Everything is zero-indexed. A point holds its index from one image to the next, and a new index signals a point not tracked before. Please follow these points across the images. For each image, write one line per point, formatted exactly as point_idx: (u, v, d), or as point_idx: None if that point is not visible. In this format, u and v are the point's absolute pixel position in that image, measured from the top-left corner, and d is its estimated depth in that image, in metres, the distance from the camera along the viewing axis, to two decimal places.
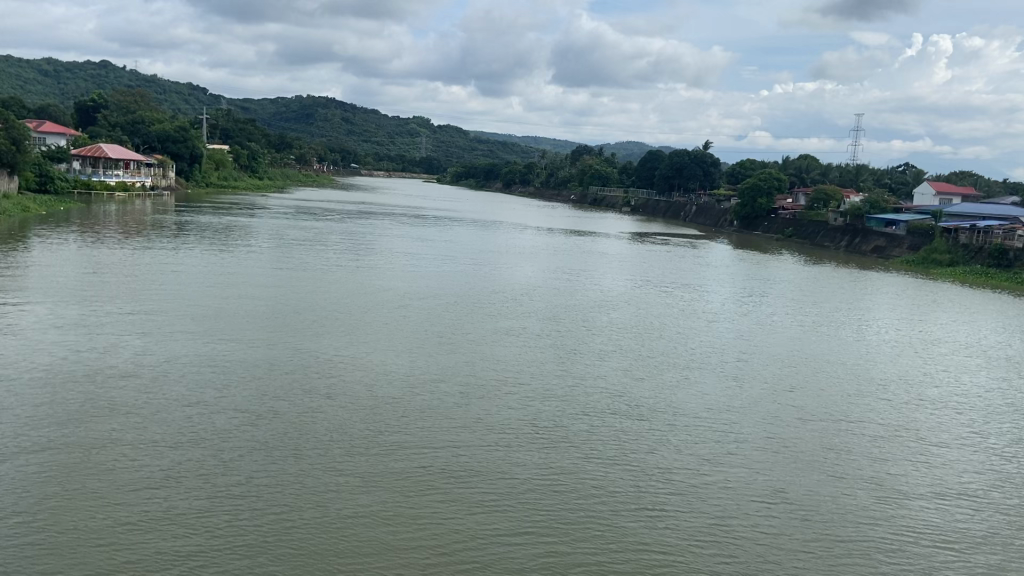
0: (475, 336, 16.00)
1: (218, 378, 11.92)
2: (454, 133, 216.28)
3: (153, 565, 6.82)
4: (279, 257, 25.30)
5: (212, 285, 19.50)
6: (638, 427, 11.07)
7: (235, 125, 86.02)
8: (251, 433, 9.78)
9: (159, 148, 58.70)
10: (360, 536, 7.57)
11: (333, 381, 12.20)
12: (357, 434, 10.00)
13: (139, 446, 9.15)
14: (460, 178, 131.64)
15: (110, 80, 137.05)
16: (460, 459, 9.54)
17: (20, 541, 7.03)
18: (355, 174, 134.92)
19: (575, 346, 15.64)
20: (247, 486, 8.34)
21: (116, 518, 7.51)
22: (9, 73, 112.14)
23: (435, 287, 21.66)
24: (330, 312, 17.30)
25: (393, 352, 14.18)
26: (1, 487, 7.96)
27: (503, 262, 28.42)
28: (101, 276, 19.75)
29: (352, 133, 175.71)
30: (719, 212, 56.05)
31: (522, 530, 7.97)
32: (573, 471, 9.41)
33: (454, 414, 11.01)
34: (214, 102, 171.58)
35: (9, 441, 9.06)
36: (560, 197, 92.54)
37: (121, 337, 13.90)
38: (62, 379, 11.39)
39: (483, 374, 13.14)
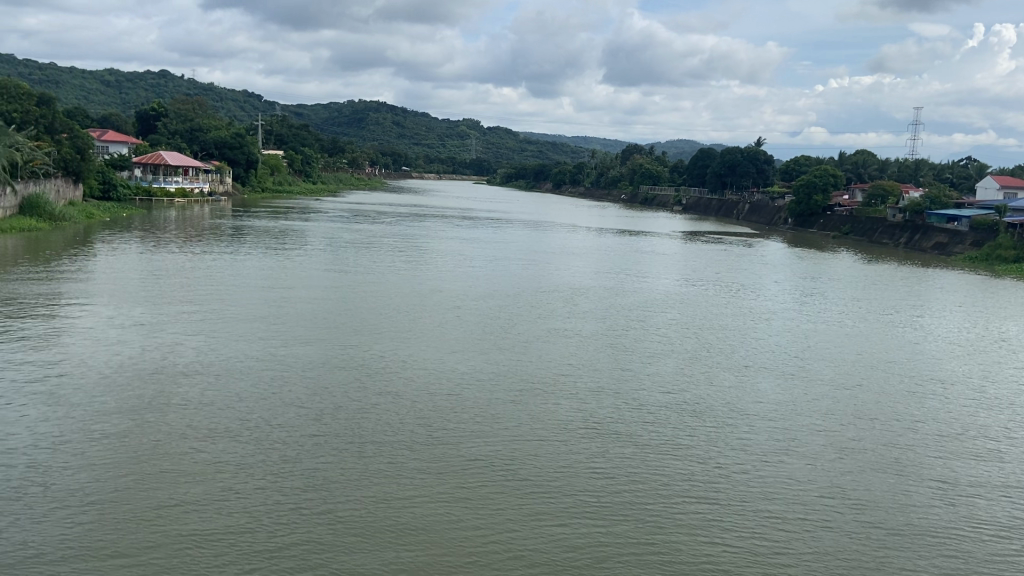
0: (527, 335, 16.00)
1: (276, 375, 12.18)
2: (504, 133, 217.11)
3: (216, 549, 7.02)
4: (333, 260, 25.58)
5: (268, 287, 19.91)
6: (694, 424, 10.98)
7: (291, 130, 87.97)
8: (311, 428, 9.96)
9: (216, 154, 60.36)
10: (415, 524, 7.64)
11: (389, 379, 12.35)
12: (414, 429, 10.11)
13: (204, 440, 9.42)
14: (509, 179, 132.06)
15: (168, 89, 141.02)
16: (513, 452, 9.60)
17: (93, 527, 7.29)
18: (407, 176, 136.50)
19: (628, 345, 15.51)
20: (304, 478, 8.49)
21: (178, 509, 7.68)
22: (72, 86, 116.42)
23: (487, 288, 21.80)
24: (382, 313, 17.46)
25: (448, 352, 14.28)
26: (75, 477, 8.27)
27: (554, 262, 28.49)
28: (162, 279, 20.31)
29: (403, 136, 177.69)
30: (773, 211, 55.18)
31: (575, 518, 8.00)
32: (630, 465, 9.36)
33: (507, 410, 11.09)
34: (270, 109, 175.68)
35: (83, 434, 9.45)
36: (610, 196, 92.24)
37: (184, 337, 14.33)
38: (131, 376, 11.82)
39: (536, 373, 13.14)
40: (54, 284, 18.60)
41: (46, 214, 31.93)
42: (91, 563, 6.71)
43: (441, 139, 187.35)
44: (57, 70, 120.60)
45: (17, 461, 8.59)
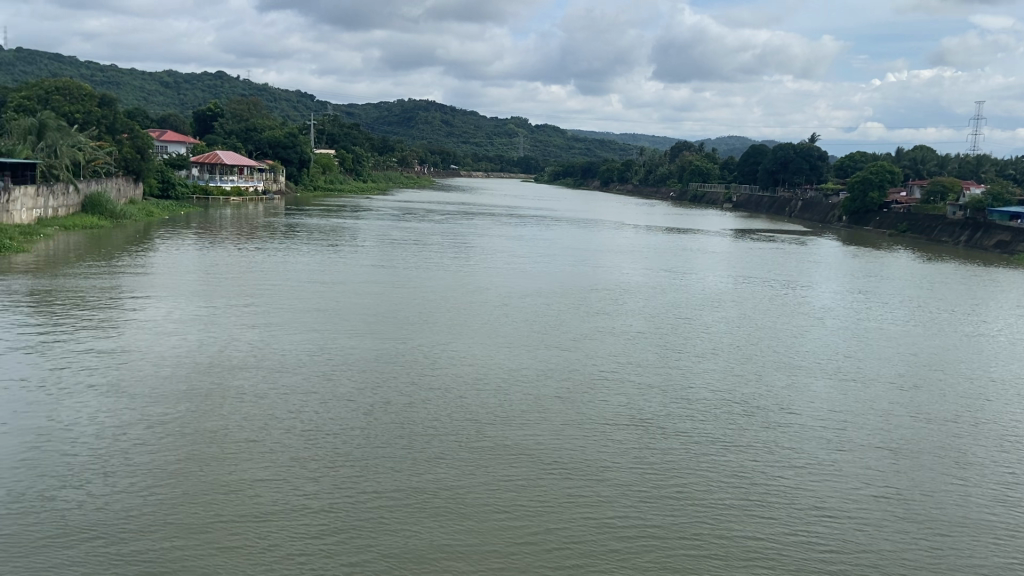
0: (574, 333, 16.05)
1: (328, 371, 12.43)
2: (552, 131, 216.91)
3: (271, 539, 7.23)
4: (383, 257, 25.94)
5: (320, 283, 20.31)
6: (742, 423, 10.91)
7: (342, 129, 89.32)
8: (363, 422, 10.18)
9: (270, 153, 61.61)
10: (460, 519, 7.76)
11: (438, 375, 12.52)
12: (463, 425, 10.24)
13: (261, 432, 9.71)
14: (557, 177, 131.94)
15: (224, 90, 144.31)
16: (562, 448, 9.68)
17: (156, 513, 7.58)
18: (456, 174, 137.33)
19: (677, 344, 15.42)
20: (356, 471, 8.68)
21: (232, 500, 7.92)
22: (132, 87, 119.82)
23: (534, 285, 21.86)
24: (432, 309, 17.68)
25: (497, 349, 14.40)
26: (140, 466, 8.60)
27: (603, 260, 28.42)
28: (218, 275, 20.84)
29: (452, 134, 178.81)
30: (826, 208, 54.16)
31: (622, 515, 8.04)
32: (677, 465, 9.35)
33: (555, 406, 11.19)
34: (322, 108, 178.35)
35: (146, 425, 9.82)
36: (659, 194, 91.57)
37: (240, 332, 14.72)
38: (191, 369, 12.19)
39: (584, 371, 13.17)
40: (117, 280, 19.28)
41: (108, 212, 33.06)
42: (154, 548, 6.99)
43: (489, 137, 188.01)
44: (117, 71, 124.26)
45: (80, 450, 8.95)
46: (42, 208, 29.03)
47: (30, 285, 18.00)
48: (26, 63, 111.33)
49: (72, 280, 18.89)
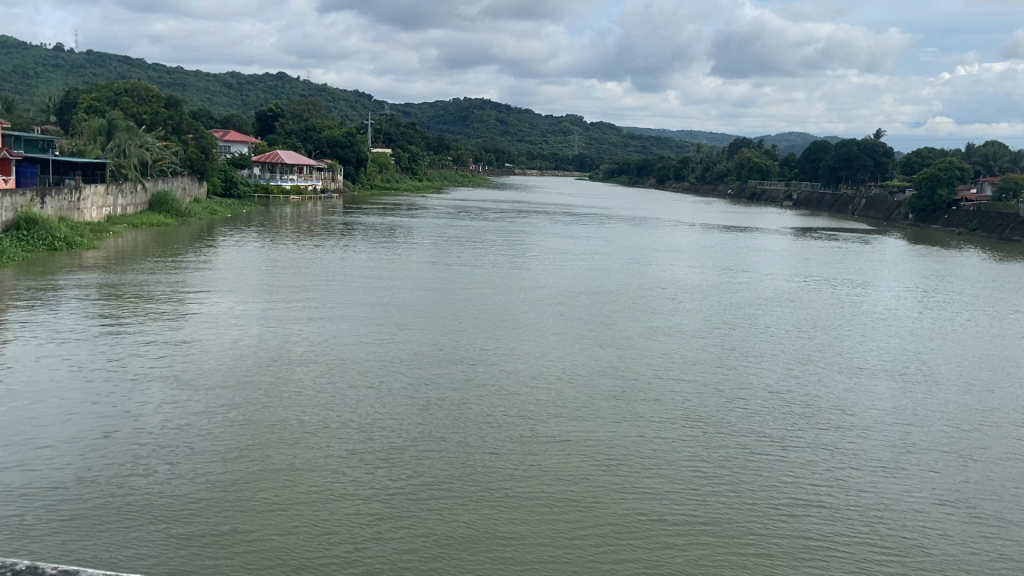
0: (630, 332, 15.96)
1: (385, 366, 12.62)
2: (608, 128, 215.63)
3: (328, 527, 7.40)
4: (437, 254, 26.19)
5: (377, 280, 20.62)
6: (801, 425, 10.72)
7: (399, 128, 90.33)
8: (419, 417, 10.32)
9: (329, 152, 62.69)
10: (510, 513, 7.80)
11: (492, 372, 12.60)
12: (517, 422, 10.30)
13: (321, 425, 9.92)
14: (612, 174, 131.13)
15: (285, 90, 147.29)
16: (616, 446, 9.65)
17: (218, 501, 7.80)
18: (511, 172, 137.61)
19: (734, 344, 15.21)
20: (411, 465, 8.81)
21: (291, 490, 8.11)
22: (197, 88, 123.20)
23: (588, 284, 21.82)
24: (486, 307, 17.79)
25: (551, 347, 14.43)
26: (203, 456, 8.87)
27: (658, 258, 28.19)
28: (278, 271, 21.32)
29: (508, 133, 179.23)
30: (891, 206, 52.68)
31: (675, 514, 7.99)
32: (733, 466, 9.24)
33: (609, 405, 11.16)
34: (379, 108, 180.60)
35: (210, 416, 10.11)
36: (716, 191, 90.30)
37: (300, 327, 15.04)
38: (252, 363, 12.51)
39: (637, 370, 13.10)
40: (182, 275, 19.89)
41: (174, 210, 34.08)
42: (217, 532, 7.21)
43: (545, 135, 187.86)
44: (183, 73, 127.92)
45: (147, 439, 9.27)
46: (111, 206, 30.06)
47: (100, 280, 18.69)
48: (97, 65, 115.47)
49: (139, 276, 19.55)
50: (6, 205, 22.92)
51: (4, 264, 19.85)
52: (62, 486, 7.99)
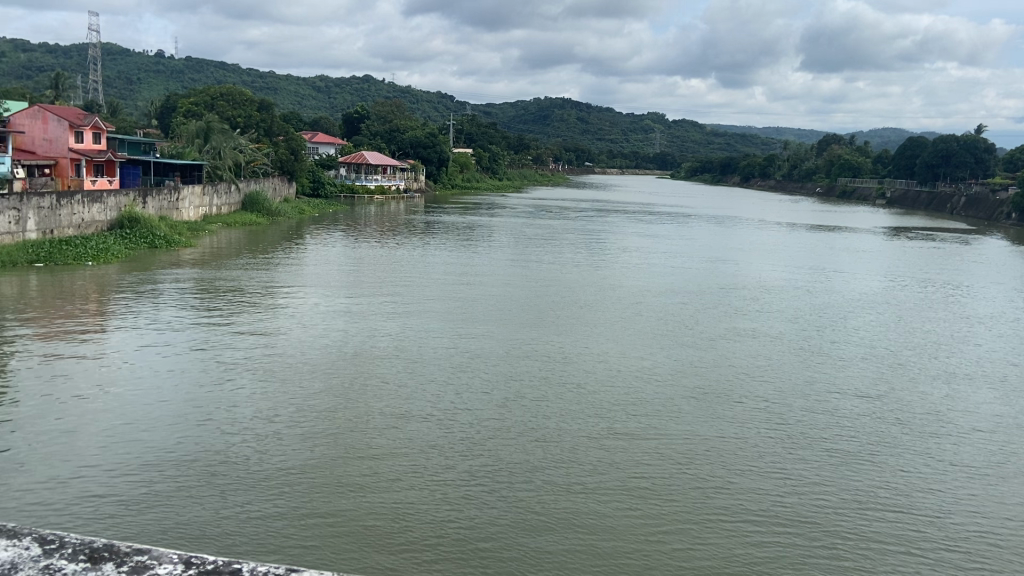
0: (713, 333, 15.76)
1: (466, 364, 12.84)
2: (691, 126, 212.14)
3: (409, 516, 7.61)
4: (517, 254, 26.36)
5: (458, 279, 20.95)
6: (893, 433, 10.36)
7: (480, 128, 91.13)
8: (498, 415, 10.44)
9: (412, 153, 63.86)
10: (587, 512, 7.83)
11: (571, 371, 12.65)
12: (595, 421, 10.33)
13: (403, 420, 10.16)
14: (695, 173, 129.03)
15: (370, 92, 150.51)
16: (696, 449, 9.56)
17: (306, 489, 8.11)
18: (592, 171, 136.99)
19: (821, 347, 14.83)
20: (490, 461, 8.96)
21: (373, 481, 8.35)
22: (287, 92, 127.25)
23: (669, 284, 21.61)
24: (565, 306, 17.87)
25: (632, 347, 14.37)
26: (293, 446, 9.23)
27: (741, 259, 27.65)
28: (362, 269, 21.94)
29: (589, 132, 178.47)
30: (994, 204, 50.12)
31: (754, 516, 7.89)
32: (817, 472, 9.01)
33: (689, 407, 11.07)
34: (461, 108, 182.65)
35: (298, 408, 10.49)
36: (804, 189, 87.78)
37: (383, 324, 15.43)
38: (337, 358, 12.90)
39: (719, 372, 12.93)
40: (272, 273, 20.65)
41: (265, 210, 35.39)
42: (303, 518, 7.50)
43: (627, 134, 186.30)
44: (275, 78, 132.37)
45: (239, 428, 9.70)
46: (207, 206, 31.43)
47: (196, 277, 19.60)
48: (195, 71, 120.95)
49: (232, 272, 20.42)
50: (110, 205, 24.50)
51: (108, 261, 21.04)
52: (160, 470, 8.44)
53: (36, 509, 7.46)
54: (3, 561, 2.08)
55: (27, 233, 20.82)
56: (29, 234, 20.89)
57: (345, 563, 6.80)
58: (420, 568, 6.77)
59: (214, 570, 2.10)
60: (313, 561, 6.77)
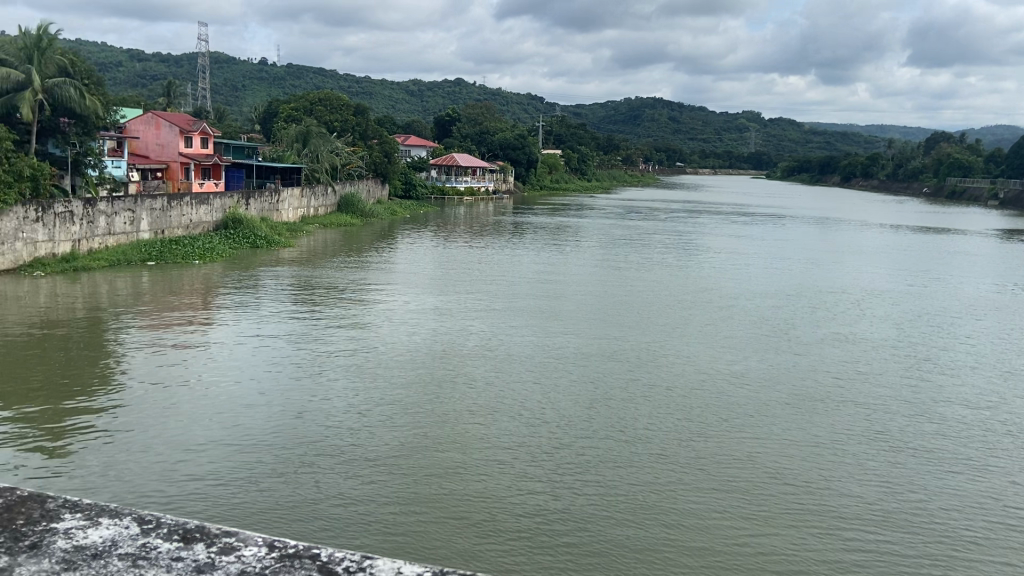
0: (809, 338, 15.29)
1: (554, 364, 12.87)
2: (788, 124, 205.99)
3: (494, 512, 7.69)
4: (605, 255, 26.24)
5: (547, 280, 21.00)
6: (1003, 445, 9.81)
7: (570, 129, 91.00)
8: (584, 416, 10.44)
9: (502, 155, 64.38)
10: (675, 517, 7.69)
11: (660, 374, 12.51)
12: (684, 425, 10.18)
13: (490, 419, 10.27)
14: (791, 173, 125.26)
15: (462, 95, 152.51)
16: (789, 455, 9.31)
17: (395, 483, 8.29)
18: (683, 171, 134.81)
19: (927, 355, 14.15)
20: (577, 462, 8.94)
21: (460, 478, 8.46)
22: (382, 96, 130.35)
23: (764, 287, 21.08)
24: (655, 308, 17.70)
25: (724, 351, 14.09)
26: (383, 441, 9.44)
27: (840, 262, 26.68)
28: (452, 269, 22.27)
29: (681, 132, 175.72)
30: None
31: (849, 526, 7.62)
32: (919, 483, 8.63)
33: (782, 413, 10.77)
34: (551, 109, 182.85)
35: (389, 404, 10.75)
36: (908, 189, 83.96)
37: (472, 324, 15.61)
38: (427, 357, 13.15)
39: (816, 378, 12.52)
40: (365, 272, 21.20)
41: (359, 211, 36.38)
42: (391, 510, 7.67)
43: (720, 133, 182.52)
44: (370, 83, 135.79)
45: (333, 422, 10.01)
46: (305, 208, 32.54)
47: (294, 275, 20.37)
48: (295, 78, 125.41)
49: (327, 272, 21.10)
50: (215, 206, 25.70)
51: (214, 260, 22.04)
52: (258, 460, 8.78)
53: (145, 493, 7.88)
54: (104, 538, 2.17)
55: (140, 233, 22.14)
56: (142, 234, 22.22)
57: (432, 556, 6.88)
58: (505, 562, 6.83)
59: (295, 553, 2.15)
60: (401, 552, 6.88)
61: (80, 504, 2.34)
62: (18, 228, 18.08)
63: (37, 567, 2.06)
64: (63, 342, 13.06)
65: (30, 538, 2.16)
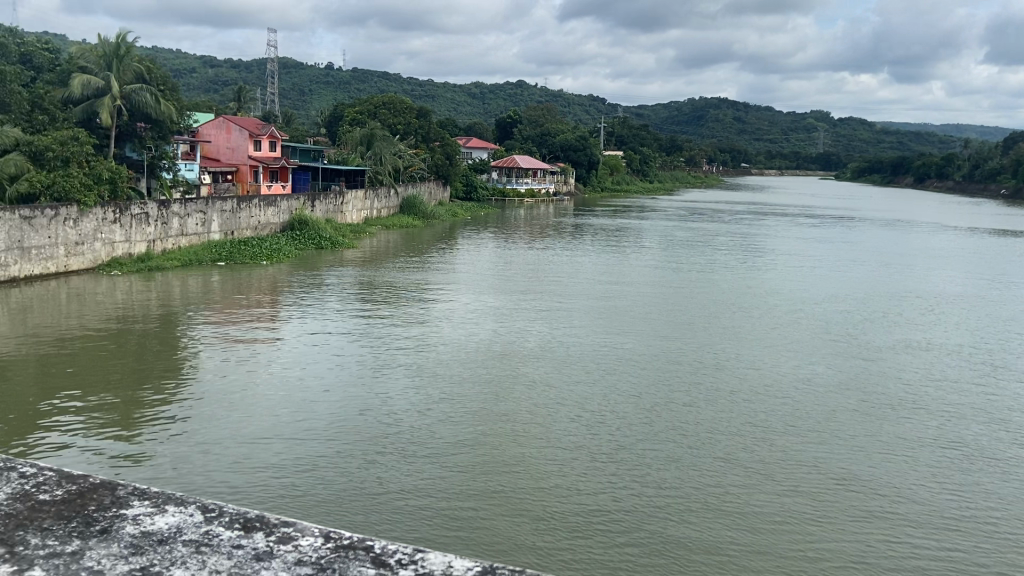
0: (878, 344, 14.84)
1: (614, 367, 12.78)
2: (859, 124, 200.41)
3: (553, 511, 7.70)
4: (666, 257, 25.97)
5: (607, 282, 20.88)
6: None
7: (632, 130, 90.29)
8: (645, 419, 10.34)
9: (563, 156, 64.30)
10: (739, 521, 7.55)
11: (722, 378, 12.31)
12: (747, 430, 10.00)
13: (549, 420, 10.26)
14: (861, 173, 121.86)
15: (523, 97, 152.78)
16: (856, 462, 9.07)
17: (454, 480, 8.36)
18: (748, 172, 132.38)
19: (1005, 362, 13.60)
20: (636, 464, 8.87)
21: (519, 478, 8.48)
22: (444, 98, 131.55)
23: (830, 291, 20.54)
24: (717, 311, 17.42)
25: (789, 356, 13.79)
26: (443, 440, 9.52)
27: (911, 265, 25.83)
28: (512, 271, 22.32)
29: (746, 132, 172.63)
30: None
31: (920, 536, 7.39)
32: (994, 493, 8.32)
33: (850, 420, 10.48)
34: (613, 110, 181.74)
35: (449, 404, 10.83)
36: (986, 191, 80.78)
37: (532, 325, 15.62)
38: (487, 357, 13.21)
39: (886, 385, 12.15)
40: (427, 274, 21.41)
41: (421, 213, 36.79)
42: (451, 506, 7.75)
43: (787, 133, 178.68)
44: (433, 85, 137.15)
45: (394, 420, 10.14)
46: (368, 210, 33.08)
47: (357, 276, 20.73)
48: (359, 81, 127.55)
49: (389, 272, 21.40)
50: (283, 208, 26.33)
51: (281, 260, 22.59)
52: (321, 456, 8.94)
53: (213, 485, 8.11)
54: (170, 525, 2.25)
55: (211, 234, 22.82)
56: (213, 235, 22.91)
57: (492, 553, 6.92)
58: (564, 559, 6.84)
59: (350, 545, 2.19)
60: (461, 548, 6.93)
61: (148, 492, 2.43)
62: (97, 229, 18.90)
63: (107, 550, 2.15)
64: (138, 338, 13.55)
65: (100, 523, 2.24)
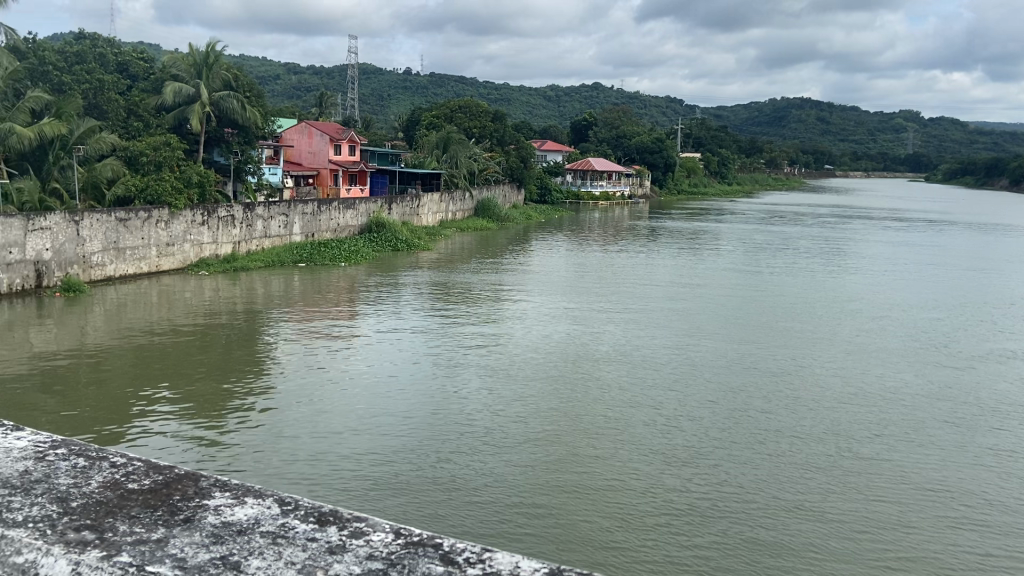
0: (970, 352, 14.16)
1: (689, 372, 12.56)
2: (951, 123, 192.03)
3: (624, 512, 7.62)
4: (743, 261, 25.43)
5: (682, 285, 20.56)
6: None
7: (710, 132, 88.79)
8: (721, 425, 10.12)
9: (639, 159, 63.70)
10: (818, 529, 7.31)
11: (803, 385, 11.95)
12: (827, 438, 9.68)
13: (622, 423, 10.17)
14: (953, 175, 116.74)
15: (599, 100, 152.02)
16: (944, 473, 8.68)
17: (524, 479, 8.36)
18: (832, 174, 128.42)
19: None
20: (711, 469, 8.70)
21: (590, 479, 8.44)
22: (520, 102, 132.00)
23: (918, 297, 19.69)
24: (797, 317, 16.93)
25: (874, 364, 13.28)
26: (514, 440, 9.54)
27: (1007, 271, 24.56)
28: (586, 274, 22.22)
29: (830, 133, 167.53)
30: None
31: (1010, 550, 7.02)
32: None
33: (939, 431, 10.03)
34: (690, 112, 179.07)
35: (521, 406, 10.83)
36: None
37: (605, 328, 15.49)
38: (560, 360, 13.17)
39: (980, 396, 11.56)
40: (500, 276, 21.46)
41: (496, 216, 37.00)
42: (522, 504, 7.76)
43: (873, 134, 172.62)
44: (509, 89, 137.82)
45: (466, 420, 10.21)
46: (444, 212, 33.44)
47: (432, 277, 20.96)
48: (437, 86, 129.16)
49: (463, 274, 21.58)
50: (361, 210, 26.87)
51: (358, 262, 23.05)
52: (395, 452, 9.08)
53: (291, 477, 8.34)
54: (248, 516, 2.32)
55: (293, 236, 23.47)
56: (295, 236, 23.55)
57: (561, 551, 6.90)
58: (634, 559, 6.77)
59: (420, 541, 2.22)
60: (529, 546, 6.93)
61: (228, 484, 2.51)
62: (187, 230, 19.68)
63: (189, 538, 2.23)
64: (225, 335, 14.05)
65: (184, 512, 2.34)
